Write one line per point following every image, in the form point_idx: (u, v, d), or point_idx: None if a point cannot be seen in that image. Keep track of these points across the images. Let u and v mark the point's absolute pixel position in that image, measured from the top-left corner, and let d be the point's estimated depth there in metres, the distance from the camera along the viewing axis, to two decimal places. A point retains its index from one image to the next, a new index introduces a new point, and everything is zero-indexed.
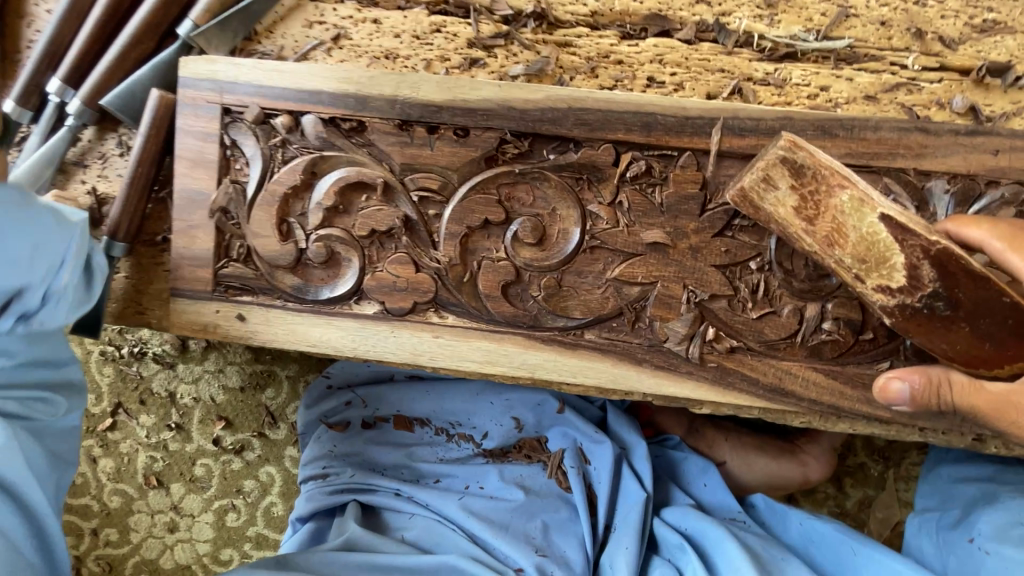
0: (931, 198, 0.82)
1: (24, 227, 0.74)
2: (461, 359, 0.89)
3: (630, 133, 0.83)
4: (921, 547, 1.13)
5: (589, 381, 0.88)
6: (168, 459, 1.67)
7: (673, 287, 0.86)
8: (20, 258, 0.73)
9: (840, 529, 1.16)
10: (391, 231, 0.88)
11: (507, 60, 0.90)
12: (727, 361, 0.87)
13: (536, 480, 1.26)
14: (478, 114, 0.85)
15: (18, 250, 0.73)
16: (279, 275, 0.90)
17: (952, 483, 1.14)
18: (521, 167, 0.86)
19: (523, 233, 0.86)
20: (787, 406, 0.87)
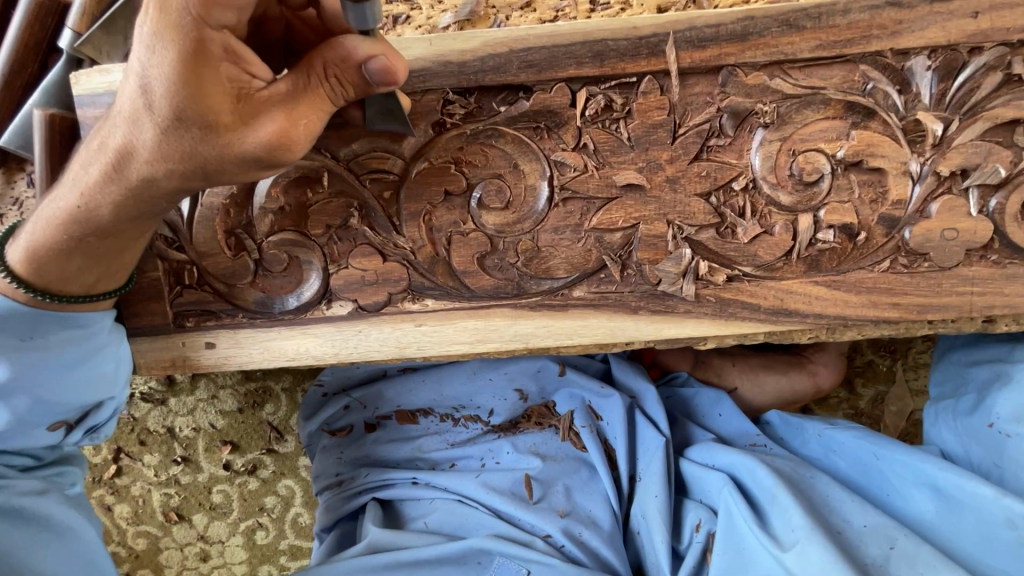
0: (913, 77, 0.76)
1: (116, 356, 0.82)
2: (450, 343, 0.84)
3: (582, 67, 0.76)
4: (941, 436, 1.12)
5: (586, 339, 0.84)
6: (183, 493, 1.64)
7: (656, 226, 0.80)
8: (106, 382, 0.82)
9: (861, 437, 1.13)
10: (347, 222, 0.81)
11: (433, 9, 0.80)
12: (724, 292, 0.82)
13: (550, 446, 1.23)
14: (413, 77, 0.76)
15: (105, 374, 0.81)
16: (238, 292, 0.83)
17: (967, 368, 1.13)
18: (472, 127, 0.78)
19: (488, 198, 0.80)
20: (792, 325, 0.83)
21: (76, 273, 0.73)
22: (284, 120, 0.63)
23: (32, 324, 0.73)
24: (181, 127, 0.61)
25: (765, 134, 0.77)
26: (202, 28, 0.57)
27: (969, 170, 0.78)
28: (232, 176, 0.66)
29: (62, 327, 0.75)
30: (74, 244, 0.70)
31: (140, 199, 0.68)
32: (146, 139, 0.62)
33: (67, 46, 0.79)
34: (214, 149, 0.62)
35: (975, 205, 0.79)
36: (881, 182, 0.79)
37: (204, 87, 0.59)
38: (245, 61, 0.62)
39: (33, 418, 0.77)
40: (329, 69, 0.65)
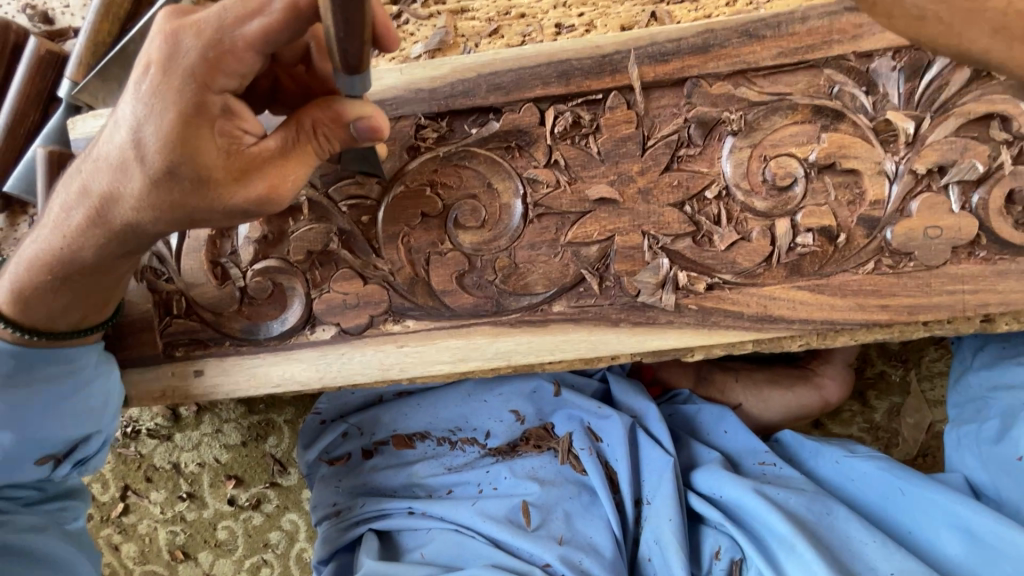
0: (879, 78, 0.76)
1: (104, 391, 0.83)
2: (432, 363, 0.84)
3: (548, 86, 0.78)
4: (963, 461, 1.08)
5: (568, 354, 0.83)
6: (189, 530, 1.63)
7: (632, 237, 0.80)
8: (93, 416, 0.83)
9: (885, 468, 1.09)
10: (327, 248, 0.83)
11: (405, 41, 0.84)
12: (706, 301, 0.81)
13: (548, 469, 1.21)
14: (386, 105, 0.79)
15: (93, 407, 0.83)
16: (225, 320, 0.85)
17: (989, 392, 1.08)
18: (445, 150, 0.80)
19: (463, 218, 0.81)
20: (779, 332, 0.82)
21: (63, 309, 0.76)
22: (274, 177, 0.66)
23: (17, 361, 0.77)
24: (172, 179, 0.63)
25: (734, 141, 0.78)
26: (205, 91, 0.60)
27: (946, 166, 0.77)
28: (216, 222, 0.68)
29: (50, 362, 0.78)
30: (62, 287, 0.74)
31: (127, 243, 0.72)
32: (134, 187, 0.65)
33: (66, 94, 0.83)
34: (202, 200, 0.64)
35: (956, 202, 0.78)
36: (857, 183, 0.79)
37: (197, 144, 0.61)
38: (239, 117, 0.63)
39: (23, 452, 0.80)
40: (317, 127, 0.66)
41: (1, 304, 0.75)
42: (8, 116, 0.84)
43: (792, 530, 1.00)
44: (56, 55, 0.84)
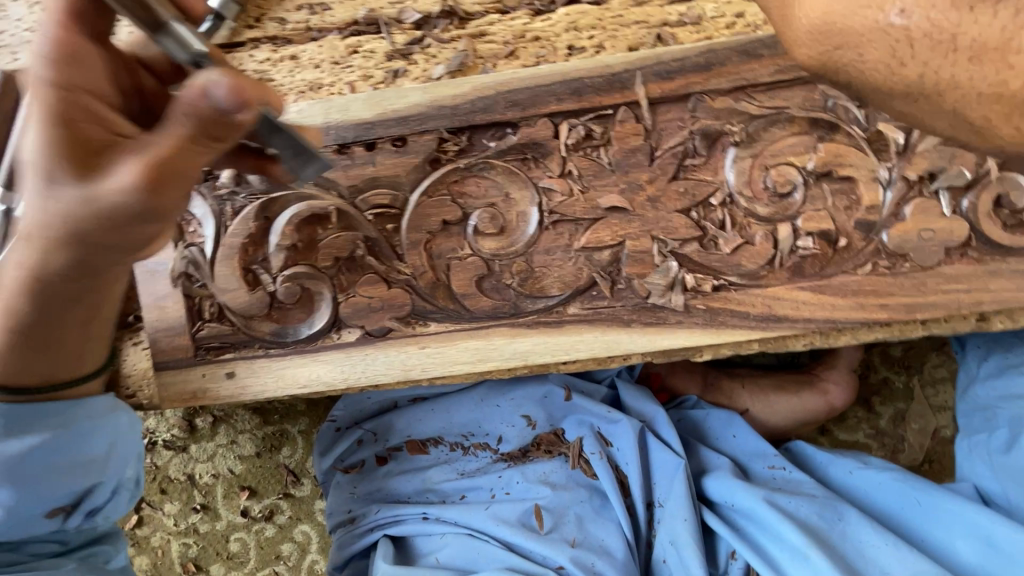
0: None
1: (113, 432, 0.79)
2: (452, 363, 0.88)
3: (562, 102, 0.84)
4: (973, 468, 1.14)
5: (583, 354, 0.87)
6: (201, 542, 1.64)
7: (642, 241, 0.85)
8: (101, 462, 0.78)
9: (899, 479, 1.13)
10: (354, 254, 0.87)
11: (427, 62, 0.90)
12: (713, 301, 0.86)
13: (560, 474, 1.23)
14: (411, 121, 0.85)
15: (94, 459, 0.77)
16: (255, 323, 0.89)
17: (996, 401, 1.14)
18: (465, 161, 0.86)
19: (483, 225, 0.86)
20: (784, 331, 0.86)
21: (21, 373, 0.69)
22: (138, 162, 0.51)
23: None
24: (52, 188, 0.53)
25: (736, 151, 0.83)
26: (78, 103, 0.56)
27: (936, 173, 0.82)
28: (117, 238, 0.55)
29: (43, 417, 0.71)
30: (46, 345, 0.73)
31: (71, 294, 0.63)
32: (26, 214, 0.56)
33: None
34: (82, 210, 0.53)
35: (947, 207, 0.82)
36: (853, 190, 0.84)
37: (65, 141, 0.53)
38: (108, 120, 0.57)
39: (17, 515, 0.72)
40: (180, 104, 0.50)
41: None
42: None
43: (801, 536, 1.04)
44: None
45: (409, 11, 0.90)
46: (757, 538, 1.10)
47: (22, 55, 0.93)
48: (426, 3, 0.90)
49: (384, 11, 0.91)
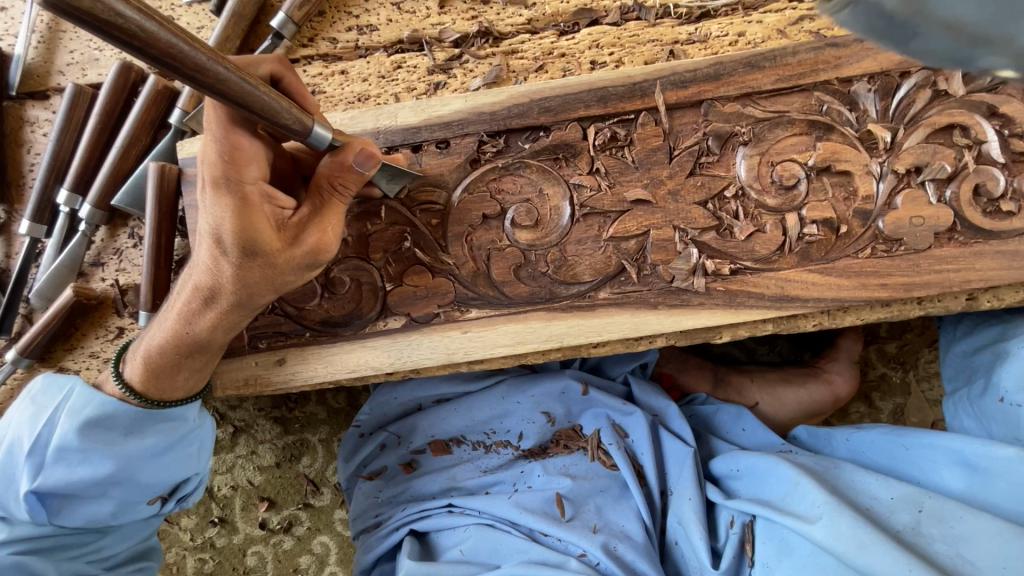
0: (859, 98, 0.93)
1: (198, 438, 1.00)
2: (493, 346, 0.94)
3: (590, 108, 0.93)
4: (963, 424, 1.18)
5: (614, 335, 0.94)
6: (218, 557, 1.62)
7: (665, 231, 0.94)
8: (192, 459, 1.00)
9: (887, 432, 1.17)
10: (400, 246, 0.95)
11: (465, 76, 1.00)
12: (731, 284, 0.94)
13: (580, 466, 1.30)
14: (454, 126, 0.94)
15: (190, 454, 0.99)
16: (306, 312, 0.96)
17: (971, 355, 1.19)
18: (502, 161, 0.94)
19: (519, 218, 0.94)
20: (796, 310, 0.94)
21: (180, 383, 0.92)
22: (318, 231, 0.82)
23: (136, 421, 0.92)
24: (251, 260, 0.79)
25: (746, 150, 0.93)
26: (241, 185, 0.77)
27: (922, 167, 0.92)
28: (294, 279, 0.85)
29: (156, 420, 0.93)
30: (179, 366, 0.90)
31: (229, 316, 0.87)
32: (224, 274, 0.82)
33: (175, 121, 0.96)
34: (276, 268, 0.81)
35: (933, 196, 0.93)
36: (850, 183, 0.94)
37: (256, 226, 0.77)
38: (276, 198, 0.80)
39: (135, 498, 0.95)
40: (332, 182, 0.82)
41: (133, 382, 0.91)
42: (121, 143, 0.96)
43: (796, 476, 1.09)
44: (168, 88, 0.98)
45: (449, 31, 1.01)
46: (759, 492, 1.16)
47: (92, 72, 1.01)
48: (464, 24, 1.01)
49: (426, 32, 1.01)
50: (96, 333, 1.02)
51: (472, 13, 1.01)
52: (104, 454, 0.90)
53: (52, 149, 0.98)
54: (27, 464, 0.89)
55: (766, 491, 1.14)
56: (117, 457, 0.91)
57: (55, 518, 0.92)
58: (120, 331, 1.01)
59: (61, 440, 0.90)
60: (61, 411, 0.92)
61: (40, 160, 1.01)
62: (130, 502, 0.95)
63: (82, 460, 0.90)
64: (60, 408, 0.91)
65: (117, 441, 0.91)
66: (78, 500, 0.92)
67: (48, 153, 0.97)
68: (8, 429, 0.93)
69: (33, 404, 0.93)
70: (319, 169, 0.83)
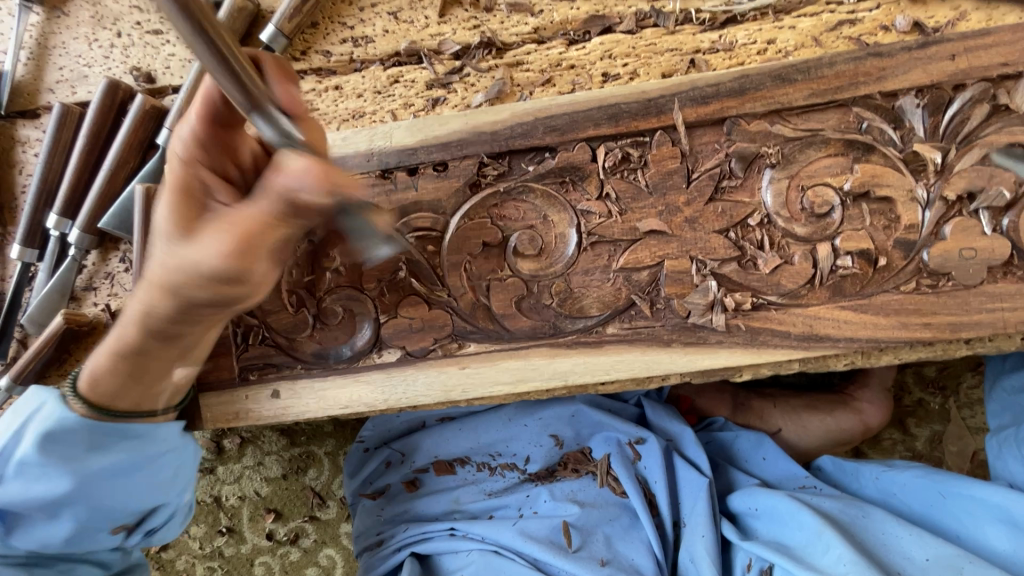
0: (905, 115, 0.82)
1: (176, 463, 0.94)
2: (493, 383, 0.88)
3: (600, 127, 0.85)
4: (1008, 468, 1.07)
5: (624, 374, 0.87)
6: (226, 566, 1.63)
7: (680, 262, 0.86)
8: (169, 485, 0.94)
9: (922, 474, 1.09)
10: (396, 275, 0.89)
11: (467, 91, 0.93)
12: (753, 321, 0.86)
13: (588, 492, 1.23)
14: (453, 147, 0.87)
15: (167, 479, 0.93)
16: (297, 343, 0.91)
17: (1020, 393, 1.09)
18: (505, 185, 0.87)
19: (522, 247, 0.87)
20: (826, 350, 0.85)
21: (130, 399, 0.84)
22: (234, 227, 0.59)
23: (108, 442, 0.86)
24: (167, 254, 0.64)
25: (773, 173, 0.84)
26: (189, 172, 0.68)
27: (975, 193, 0.82)
28: (171, 270, 0.58)
29: (135, 441, 0.87)
30: (131, 381, 0.82)
31: (165, 335, 0.73)
32: (149, 277, 0.68)
33: (163, 141, 0.91)
34: (184, 270, 0.62)
35: (987, 225, 0.82)
36: (891, 210, 0.84)
37: (185, 212, 0.64)
38: (226, 188, 0.69)
39: (106, 523, 0.90)
40: None
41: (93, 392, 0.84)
42: (108, 166, 0.92)
43: (820, 522, 1.02)
44: (156, 107, 0.93)
45: (449, 42, 0.94)
46: (779, 536, 1.08)
47: (82, 89, 0.98)
48: (465, 34, 0.94)
49: (425, 43, 0.94)
50: (89, 358, 0.99)
51: (474, 22, 0.94)
52: (75, 475, 0.84)
53: (41, 172, 0.95)
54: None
55: (786, 535, 1.07)
56: (81, 478, 0.85)
57: (18, 540, 0.87)
58: None
59: (32, 456, 0.84)
60: (35, 426, 0.85)
61: (31, 182, 0.98)
62: (103, 529, 0.91)
63: (40, 481, 0.84)
64: (26, 422, 0.84)
65: (88, 460, 0.85)
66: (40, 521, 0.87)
67: (36, 177, 0.95)
68: None
69: (13, 414, 0.87)
70: None
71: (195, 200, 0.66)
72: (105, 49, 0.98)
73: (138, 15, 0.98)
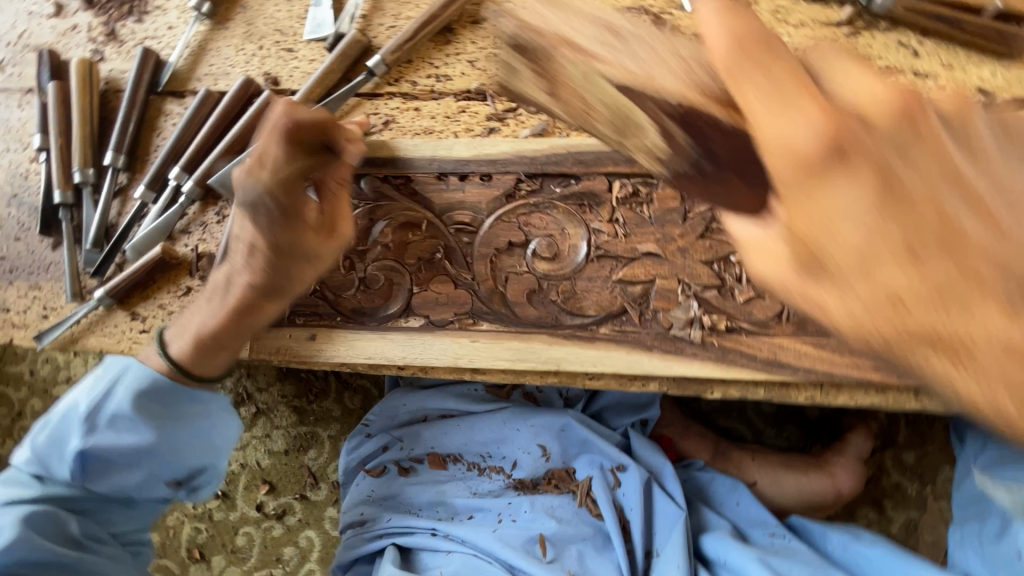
0: None
1: (224, 431, 1.16)
2: (496, 358, 1.03)
3: (618, 165, 1.05)
4: (964, 556, 1.26)
5: (608, 369, 1.01)
6: (212, 530, 1.71)
7: (670, 282, 1.02)
8: (215, 451, 1.15)
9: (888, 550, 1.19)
10: (432, 256, 1.08)
11: (517, 125, 1.15)
12: (725, 341, 1.00)
13: (566, 510, 1.31)
14: (498, 163, 1.09)
15: (216, 443, 1.15)
16: (341, 300, 1.09)
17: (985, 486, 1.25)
18: (535, 200, 1.08)
19: (540, 250, 1.06)
20: (787, 377, 0.98)
21: (220, 359, 1.07)
22: (341, 224, 0.99)
23: (177, 401, 1.08)
24: (295, 254, 0.95)
25: None
26: (288, 201, 0.91)
27: None
28: (321, 263, 0.99)
29: (195, 403, 1.11)
30: (226, 345, 1.04)
31: (277, 302, 1.02)
32: (277, 272, 0.97)
33: None
34: (316, 261, 0.98)
35: None
36: None
37: (299, 228, 0.93)
38: (308, 204, 0.95)
39: (159, 474, 1.09)
40: (338, 181, 0.99)
41: (183, 364, 1.04)
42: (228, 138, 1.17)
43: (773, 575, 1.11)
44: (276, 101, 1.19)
45: None
46: None
47: (222, 82, 1.26)
48: None
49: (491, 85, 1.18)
50: (168, 286, 1.19)
51: None
52: (147, 427, 1.05)
53: (176, 137, 1.21)
54: (81, 425, 1.04)
55: None
56: (152, 430, 1.05)
57: (87, 482, 1.05)
58: (187, 289, 1.18)
59: (114, 409, 1.05)
60: (118, 384, 1.06)
61: (164, 143, 1.24)
62: (154, 483, 1.10)
63: (117, 434, 1.05)
64: (118, 381, 1.06)
65: (160, 416, 1.07)
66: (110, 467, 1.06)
67: (171, 139, 1.20)
68: (71, 394, 1.09)
69: (97, 376, 1.08)
70: (328, 168, 0.98)
71: (297, 215, 0.93)
72: (248, 57, 1.26)
73: (278, 36, 1.27)
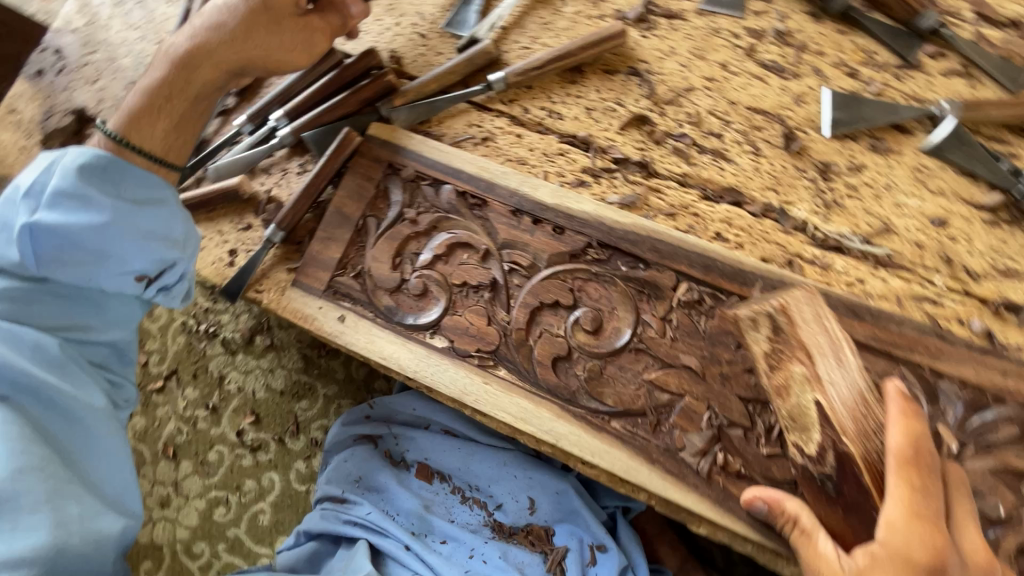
0: (943, 397, 0.92)
1: (182, 234, 1.02)
2: (502, 408, 1.01)
3: (691, 268, 1.02)
4: None
5: (604, 464, 0.97)
6: (191, 436, 1.77)
7: (698, 404, 0.98)
8: (175, 240, 1.00)
9: None
10: (478, 286, 1.07)
11: (608, 188, 1.12)
12: (731, 486, 0.95)
13: (534, 570, 1.29)
14: (576, 221, 1.06)
15: (169, 235, 0.99)
16: (378, 294, 1.09)
17: None
18: (597, 270, 1.04)
19: (583, 320, 1.03)
20: (780, 547, 0.92)
21: (159, 133, 1.03)
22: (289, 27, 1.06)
23: (100, 186, 0.94)
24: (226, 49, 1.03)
25: None
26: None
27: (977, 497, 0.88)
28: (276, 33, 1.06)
29: (119, 188, 0.96)
30: (172, 115, 1.03)
31: (219, 82, 1.06)
32: (216, 52, 1.03)
33: (382, 106, 1.18)
34: (273, 38, 1.05)
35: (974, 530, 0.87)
36: None
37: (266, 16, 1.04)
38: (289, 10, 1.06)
39: (114, 272, 0.95)
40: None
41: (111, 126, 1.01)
42: (336, 102, 1.20)
43: None
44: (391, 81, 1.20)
45: (616, 148, 1.15)
46: None
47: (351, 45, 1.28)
48: (630, 149, 1.14)
49: (598, 140, 1.16)
50: (232, 215, 1.23)
51: (641, 145, 1.15)
52: (81, 209, 0.91)
53: (291, 82, 1.25)
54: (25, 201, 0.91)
55: None
56: (83, 215, 0.91)
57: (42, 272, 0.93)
58: (247, 224, 1.21)
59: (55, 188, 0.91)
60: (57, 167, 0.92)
61: (280, 83, 1.28)
62: (124, 296, 1.00)
63: (53, 250, 0.91)
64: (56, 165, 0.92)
65: (90, 195, 0.92)
66: (59, 261, 0.92)
67: (286, 83, 1.24)
68: None
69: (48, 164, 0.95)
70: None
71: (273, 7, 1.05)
72: (383, 29, 1.29)
73: (417, 20, 1.28)
